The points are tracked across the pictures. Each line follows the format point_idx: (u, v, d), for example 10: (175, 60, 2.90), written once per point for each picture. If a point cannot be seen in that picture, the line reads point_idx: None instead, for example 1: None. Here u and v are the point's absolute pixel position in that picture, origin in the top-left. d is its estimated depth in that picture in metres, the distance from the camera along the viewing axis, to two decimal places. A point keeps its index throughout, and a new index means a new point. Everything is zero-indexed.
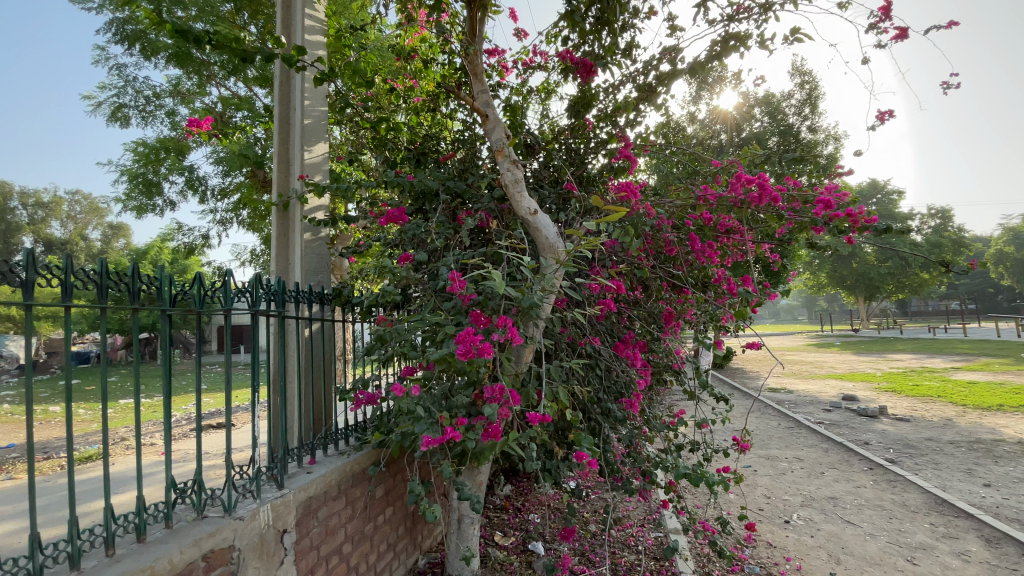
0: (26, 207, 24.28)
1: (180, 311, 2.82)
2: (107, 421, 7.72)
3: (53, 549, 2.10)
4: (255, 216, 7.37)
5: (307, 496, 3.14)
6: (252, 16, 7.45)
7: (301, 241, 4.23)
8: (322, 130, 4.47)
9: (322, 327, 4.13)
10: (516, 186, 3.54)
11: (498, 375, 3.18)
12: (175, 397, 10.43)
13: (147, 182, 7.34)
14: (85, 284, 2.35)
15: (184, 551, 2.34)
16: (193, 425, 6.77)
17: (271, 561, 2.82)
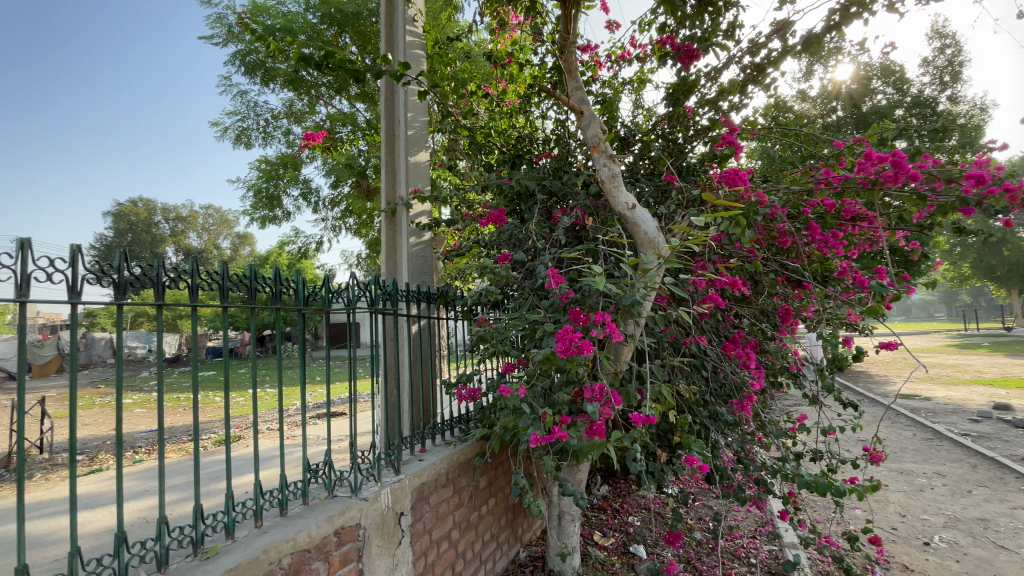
0: (172, 222, 28.32)
1: (312, 309, 3.14)
2: (242, 407, 8.77)
3: (216, 517, 2.44)
4: (360, 222, 7.89)
5: (420, 482, 3.35)
6: (354, 37, 8.03)
7: (407, 246, 4.51)
8: (423, 138, 4.71)
9: (427, 324, 4.35)
10: (613, 182, 3.46)
11: (599, 374, 3.12)
12: (294, 387, 11.59)
13: (269, 195, 8.06)
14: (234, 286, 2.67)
15: (320, 526, 2.61)
16: (313, 413, 7.48)
17: (391, 541, 3.05)
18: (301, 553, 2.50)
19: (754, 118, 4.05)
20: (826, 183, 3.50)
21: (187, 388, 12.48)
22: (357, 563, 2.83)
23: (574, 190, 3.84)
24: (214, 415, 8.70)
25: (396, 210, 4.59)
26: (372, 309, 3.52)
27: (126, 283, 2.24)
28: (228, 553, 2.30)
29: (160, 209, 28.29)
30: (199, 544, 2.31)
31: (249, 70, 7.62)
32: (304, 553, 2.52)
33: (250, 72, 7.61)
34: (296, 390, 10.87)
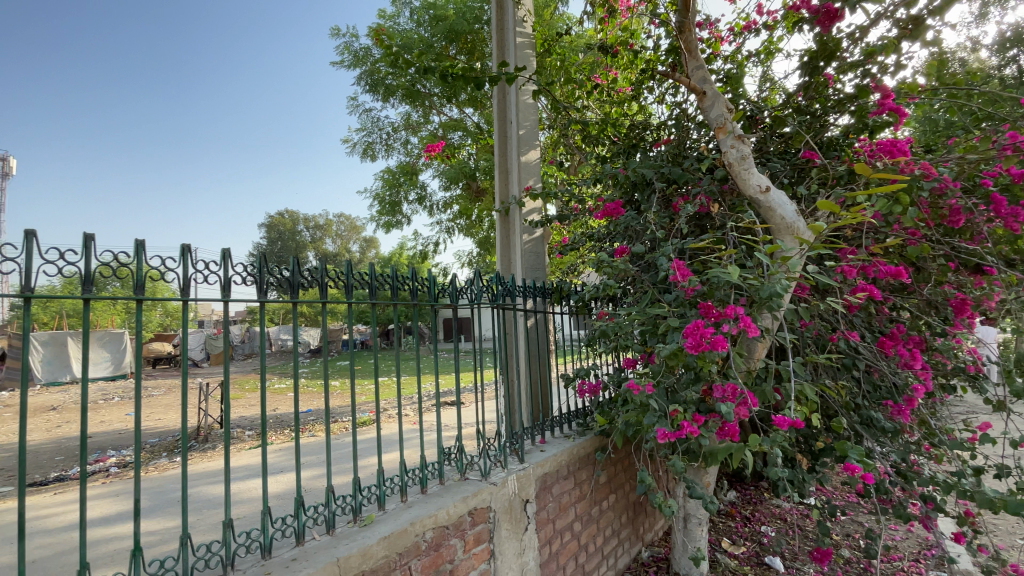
0: (311, 230, 32.16)
1: (443, 305, 3.50)
2: (373, 394, 9.70)
3: (369, 489, 2.77)
4: (471, 223, 8.16)
5: (544, 472, 3.46)
6: (462, 46, 8.40)
7: (520, 243, 4.62)
8: (534, 137, 4.78)
9: (541, 318, 4.43)
10: (742, 164, 3.22)
11: (730, 371, 2.92)
12: (415, 377, 12.52)
13: (391, 202, 8.73)
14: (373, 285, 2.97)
15: (457, 505, 2.84)
16: (435, 402, 8.01)
17: (518, 526, 3.21)
18: (441, 529, 2.75)
19: (916, 78, 3.50)
20: (1016, 147, 2.90)
21: (327, 375, 14.11)
22: (489, 543, 3.03)
23: (696, 176, 3.63)
24: (350, 400, 9.72)
25: (510, 208, 4.71)
26: (495, 303, 3.76)
27: (297, 283, 2.64)
28: (381, 523, 2.60)
29: (301, 219, 32.24)
30: (358, 513, 2.64)
31: (371, 89, 8.31)
32: (443, 529, 2.76)
33: (372, 90, 8.28)
34: (418, 380, 11.74)
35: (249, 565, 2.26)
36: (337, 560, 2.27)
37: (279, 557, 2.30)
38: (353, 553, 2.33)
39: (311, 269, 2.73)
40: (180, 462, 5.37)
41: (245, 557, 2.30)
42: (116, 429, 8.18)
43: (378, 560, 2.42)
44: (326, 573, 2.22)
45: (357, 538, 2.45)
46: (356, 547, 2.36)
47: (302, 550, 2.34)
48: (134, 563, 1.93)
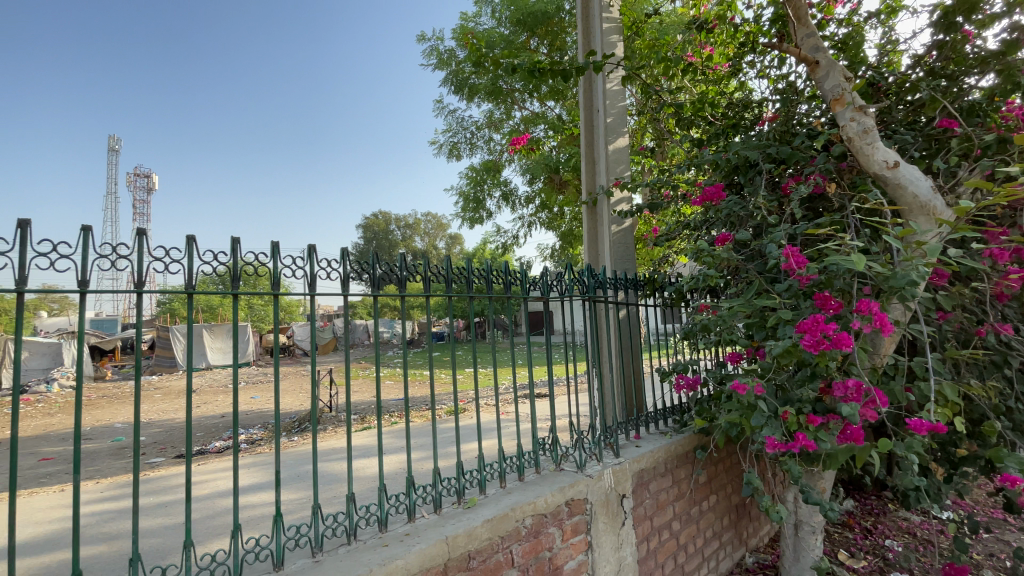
0: (401, 228, 34.00)
1: (536, 298, 3.57)
2: (463, 385, 10.07)
3: (471, 473, 2.93)
4: (552, 217, 7.99)
5: (640, 468, 3.41)
6: (544, 38, 8.36)
7: (609, 235, 4.53)
8: (622, 124, 4.65)
9: (633, 310, 4.33)
10: (865, 138, 2.91)
11: (853, 368, 2.66)
12: (502, 369, 12.81)
13: (475, 199, 8.90)
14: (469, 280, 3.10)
15: (555, 494, 2.90)
16: (522, 393, 8.12)
17: (616, 520, 3.21)
18: (540, 517, 2.83)
19: None
20: None
21: (419, 366, 14.89)
22: (586, 534, 3.06)
23: (810, 154, 3.33)
24: (441, 390, 10.18)
25: (597, 199, 4.62)
26: (586, 296, 3.77)
27: (404, 280, 2.90)
28: (484, 506, 2.74)
29: (391, 219, 34.17)
30: (462, 495, 2.82)
31: (455, 89, 8.50)
32: (542, 517, 2.84)
33: (457, 91, 8.50)
34: (504, 372, 11.99)
35: (369, 536, 2.49)
36: (446, 538, 2.44)
37: (394, 531, 2.52)
38: (460, 533, 2.49)
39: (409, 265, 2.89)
40: (298, 440, 5.97)
41: (365, 528, 2.55)
42: (244, 409, 9.28)
43: (482, 541, 2.57)
44: (437, 549, 2.39)
45: (462, 518, 2.61)
46: (463, 528, 2.51)
47: (414, 526, 2.54)
48: (278, 526, 2.23)
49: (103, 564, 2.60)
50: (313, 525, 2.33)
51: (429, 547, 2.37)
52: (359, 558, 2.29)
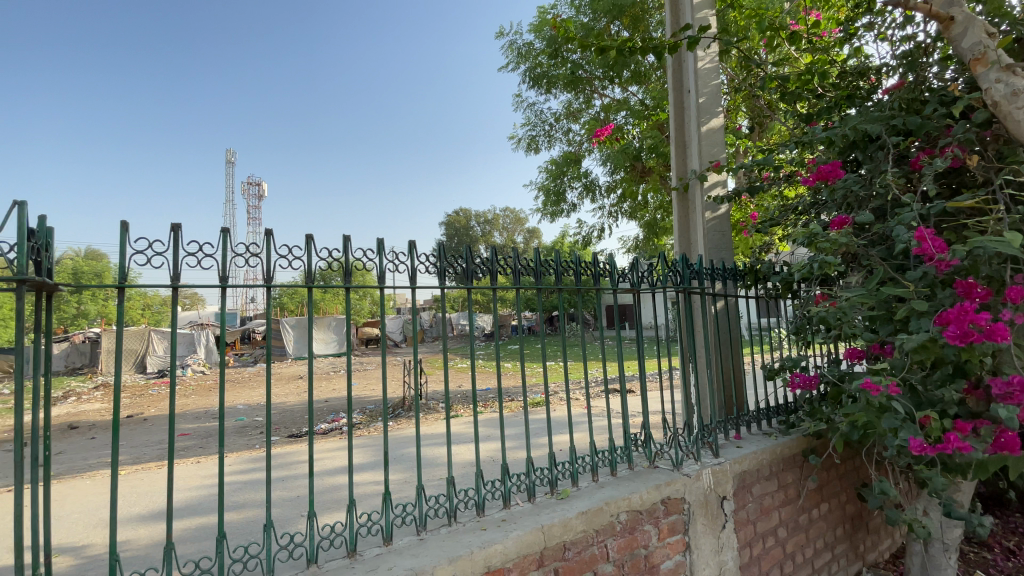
0: (480, 224, 34.79)
1: (626, 290, 3.53)
2: (544, 377, 10.12)
3: (563, 465, 2.97)
4: (634, 207, 7.59)
5: (742, 469, 3.26)
6: (626, 22, 8.07)
7: (702, 221, 4.31)
8: (717, 104, 4.39)
9: (730, 303, 4.11)
10: (1017, 100, 2.49)
11: (1007, 367, 2.31)
12: (583, 363, 12.71)
13: (556, 192, 8.76)
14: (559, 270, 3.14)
15: (650, 492, 2.87)
16: (606, 387, 7.99)
17: (715, 523, 3.09)
18: (635, 513, 2.81)
19: None
20: None
21: (500, 358, 15.19)
22: (684, 535, 2.99)
23: (945, 123, 2.92)
24: (523, 382, 10.31)
25: (690, 185, 4.43)
26: (684, 288, 3.65)
27: (496, 272, 3.06)
28: (578, 498, 2.76)
29: (471, 216, 35.03)
30: (554, 486, 2.85)
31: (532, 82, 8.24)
32: (637, 513, 2.82)
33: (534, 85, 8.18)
34: (585, 366, 11.89)
35: (468, 518, 2.60)
36: (542, 526, 2.48)
37: (491, 516, 2.61)
38: (556, 523, 2.51)
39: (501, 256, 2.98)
40: (394, 425, 6.34)
41: (464, 511, 2.66)
42: (344, 395, 10.03)
43: (577, 533, 2.58)
44: (533, 537, 2.44)
45: (557, 509, 2.64)
46: (558, 518, 2.54)
47: (510, 513, 2.62)
48: (387, 504, 2.40)
49: (240, 526, 2.95)
50: (418, 505, 2.49)
51: (526, 534, 2.42)
52: (460, 539, 2.40)
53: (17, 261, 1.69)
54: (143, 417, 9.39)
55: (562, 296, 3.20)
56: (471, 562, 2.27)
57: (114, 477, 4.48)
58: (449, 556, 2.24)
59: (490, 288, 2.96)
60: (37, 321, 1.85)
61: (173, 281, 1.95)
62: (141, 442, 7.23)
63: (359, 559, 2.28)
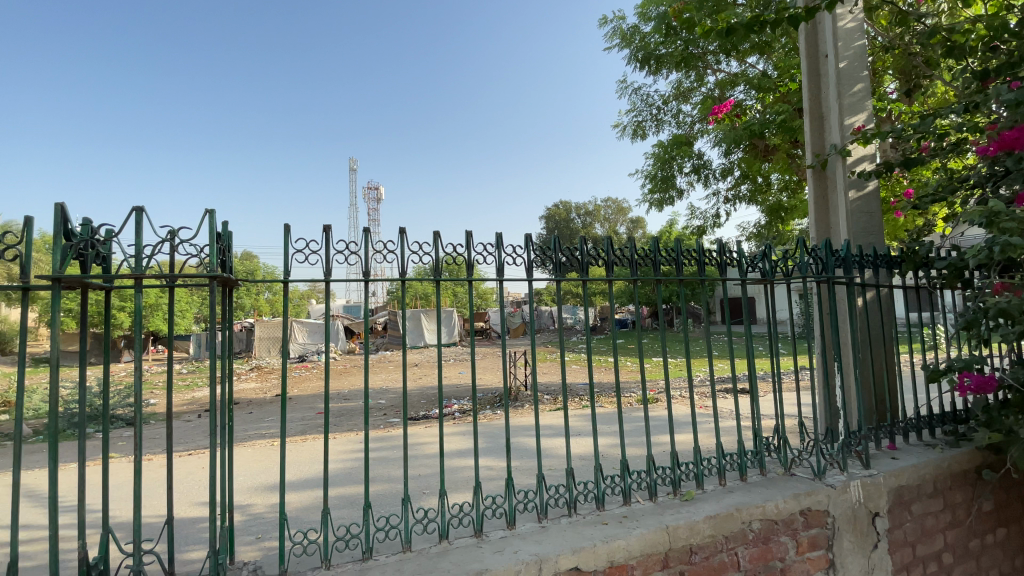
0: (581, 216, 34.39)
1: (753, 281, 3.28)
2: (652, 374, 9.72)
3: (686, 466, 2.87)
4: (754, 189, 6.89)
5: (898, 484, 2.88)
6: None
7: (845, 202, 3.82)
8: (863, 68, 3.87)
9: (881, 295, 3.63)
10: None
11: None
12: (694, 360, 12.00)
13: (663, 178, 7.73)
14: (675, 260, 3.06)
15: (787, 501, 2.68)
16: (722, 386, 7.45)
17: (864, 542, 2.78)
18: (769, 522, 2.64)
19: None
20: None
21: (604, 352, 14.91)
22: (827, 551, 2.74)
23: None
24: (629, 377, 10.01)
25: (829, 160, 3.95)
26: (827, 278, 3.30)
27: (610, 264, 2.98)
28: (704, 502, 2.65)
29: (572, 208, 34.81)
30: (677, 487, 2.76)
31: (638, 65, 7.76)
32: (772, 523, 2.65)
33: (640, 68, 7.69)
34: (697, 364, 11.20)
35: (588, 511, 2.60)
36: (666, 527, 2.41)
37: (611, 511, 2.59)
38: (681, 525, 2.43)
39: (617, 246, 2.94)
40: (503, 414, 6.52)
41: (584, 503, 2.67)
42: (453, 383, 10.55)
43: (705, 537, 2.48)
44: (658, 537, 2.38)
45: (682, 511, 2.56)
46: (684, 520, 2.46)
47: (631, 510, 2.58)
48: (510, 489, 2.49)
49: (375, 497, 3.25)
50: (539, 493, 2.54)
51: (650, 533, 2.37)
52: (582, 530, 2.40)
53: (210, 260, 2.02)
54: (288, 396, 10.69)
55: (682, 285, 3.08)
56: (595, 555, 2.26)
57: (269, 447, 5.16)
58: (573, 546, 2.26)
59: (604, 280, 2.89)
60: (223, 310, 2.19)
61: (323, 276, 2.29)
62: (287, 418, 8.25)
63: (485, 539, 2.39)
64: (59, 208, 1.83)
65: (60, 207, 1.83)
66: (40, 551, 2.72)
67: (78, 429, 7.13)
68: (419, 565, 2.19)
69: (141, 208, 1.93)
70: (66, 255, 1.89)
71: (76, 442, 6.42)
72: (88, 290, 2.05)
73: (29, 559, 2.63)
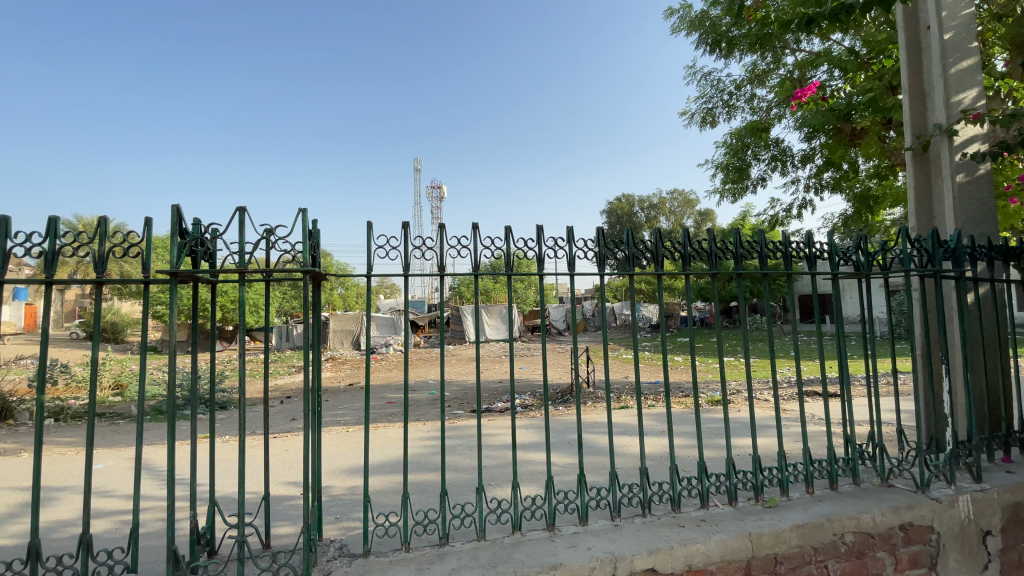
0: (645, 210, 33.40)
1: (846, 275, 3.06)
2: (722, 374, 9.28)
3: (769, 471, 2.72)
4: (839, 176, 6.34)
5: (1014, 501, 2.65)
6: None
7: (952, 186, 3.42)
8: (973, 38, 3.46)
9: (995, 292, 3.27)
10: None
11: None
12: (768, 360, 11.33)
13: (737, 167, 7.27)
14: (753, 251, 2.93)
15: (885, 514, 2.48)
16: (800, 388, 6.96)
17: (973, 562, 2.55)
18: (865, 536, 2.45)
19: None
20: None
21: (669, 350, 14.43)
22: (930, 570, 2.52)
23: None
24: (697, 377, 9.63)
25: (931, 141, 3.56)
26: (932, 271, 3.00)
27: (689, 256, 2.86)
28: (790, 510, 2.50)
29: (635, 202, 33.92)
30: (760, 493, 2.62)
31: (707, 49, 7.27)
32: (867, 537, 2.46)
33: (710, 52, 7.26)
34: (771, 364, 10.56)
35: (663, 512, 2.54)
36: (749, 533, 2.30)
37: (688, 514, 2.50)
38: (766, 533, 2.31)
39: (691, 237, 2.85)
40: (564, 410, 6.47)
41: (658, 505, 2.60)
42: (516, 378, 10.63)
43: (791, 547, 2.34)
44: (740, 543, 2.28)
45: (766, 518, 2.43)
46: (769, 528, 2.33)
47: (710, 514, 2.48)
48: (583, 485, 2.47)
49: (443, 486, 3.34)
50: (611, 491, 2.50)
51: (732, 539, 2.27)
52: (657, 531, 2.34)
53: (303, 256, 2.16)
54: (359, 387, 11.23)
55: (763, 278, 2.92)
56: (672, 557, 2.20)
57: (344, 433, 5.45)
58: (649, 547, 2.20)
59: (683, 273, 2.80)
60: (311, 301, 2.33)
61: (403, 269, 2.41)
62: (359, 407, 8.67)
63: (557, 533, 2.39)
64: (175, 209, 2.03)
65: (176, 209, 2.02)
66: (155, 519, 3.05)
67: (179, 410, 7.88)
68: (493, 554, 2.22)
69: (243, 209, 2.10)
70: (182, 252, 2.09)
71: (178, 422, 7.09)
72: (199, 282, 2.26)
73: (147, 525, 2.95)
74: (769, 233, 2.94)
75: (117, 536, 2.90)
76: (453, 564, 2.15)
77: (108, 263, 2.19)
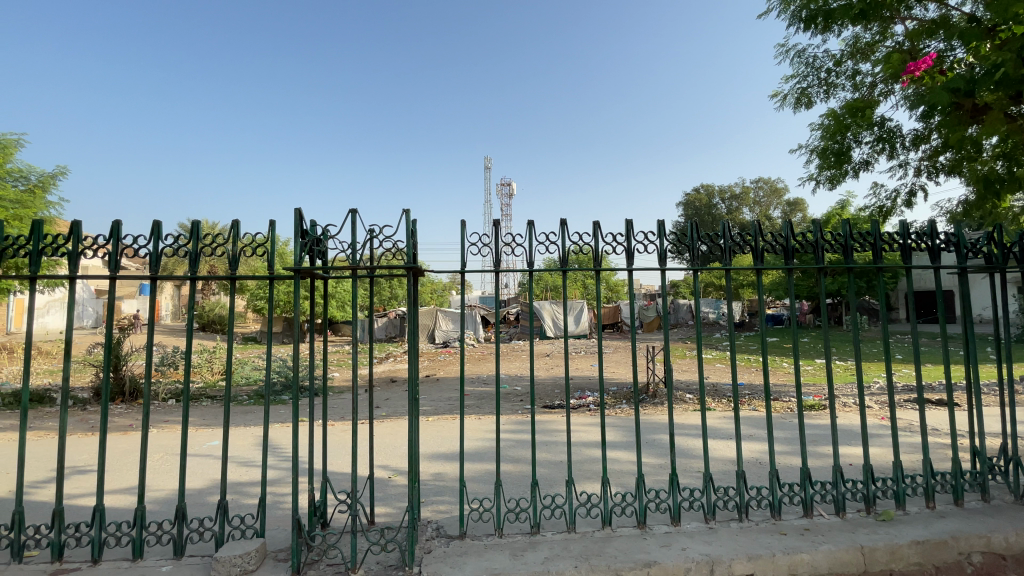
0: (726, 201, 31.62)
1: (976, 268, 2.74)
2: (816, 379, 8.64)
3: (882, 482, 2.51)
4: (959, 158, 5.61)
5: None
6: None
7: None
8: None
9: None
10: None
11: None
12: (873, 364, 10.35)
13: (835, 152, 6.66)
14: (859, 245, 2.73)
15: (1021, 535, 2.24)
16: (911, 396, 6.31)
17: None
18: (996, 557, 2.22)
19: None
20: None
21: (753, 351, 13.64)
22: None
23: None
24: (788, 380, 9.06)
25: None
26: None
27: (792, 248, 2.70)
28: (907, 525, 2.31)
29: (715, 192, 32.24)
30: (871, 504, 2.44)
31: (802, 25, 6.64)
32: (1000, 559, 2.22)
33: (805, 28, 6.69)
34: (874, 369, 9.64)
35: (761, 519, 2.44)
36: (861, 547, 2.15)
37: (789, 522, 2.39)
38: (880, 547, 2.15)
39: (790, 226, 2.72)
40: (643, 409, 6.34)
41: (756, 510, 2.49)
42: (592, 375, 10.60)
43: (910, 564, 2.17)
44: (851, 556, 2.14)
45: (879, 531, 2.26)
46: (884, 542, 2.17)
47: (814, 524, 2.35)
48: (675, 485, 2.41)
49: (529, 478, 3.42)
50: (706, 494, 2.42)
51: (841, 551, 2.13)
52: (756, 538, 2.25)
53: (407, 252, 2.37)
54: (437, 379, 11.72)
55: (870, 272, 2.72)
56: (774, 564, 2.10)
57: (428, 422, 5.72)
58: (748, 553, 2.13)
59: (785, 266, 2.65)
60: (412, 294, 2.46)
61: (494, 264, 2.53)
62: (436, 398, 9.00)
63: (650, 532, 2.37)
64: (297, 212, 2.25)
65: (298, 212, 2.25)
66: (272, 491, 3.39)
67: (278, 396, 8.64)
68: (585, 547, 2.25)
69: (354, 210, 2.33)
70: (302, 250, 2.32)
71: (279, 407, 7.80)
72: (314, 279, 2.48)
73: (265, 497, 3.29)
74: (875, 223, 2.74)
75: (241, 504, 3.26)
76: (546, 553, 2.20)
77: (239, 262, 2.45)
